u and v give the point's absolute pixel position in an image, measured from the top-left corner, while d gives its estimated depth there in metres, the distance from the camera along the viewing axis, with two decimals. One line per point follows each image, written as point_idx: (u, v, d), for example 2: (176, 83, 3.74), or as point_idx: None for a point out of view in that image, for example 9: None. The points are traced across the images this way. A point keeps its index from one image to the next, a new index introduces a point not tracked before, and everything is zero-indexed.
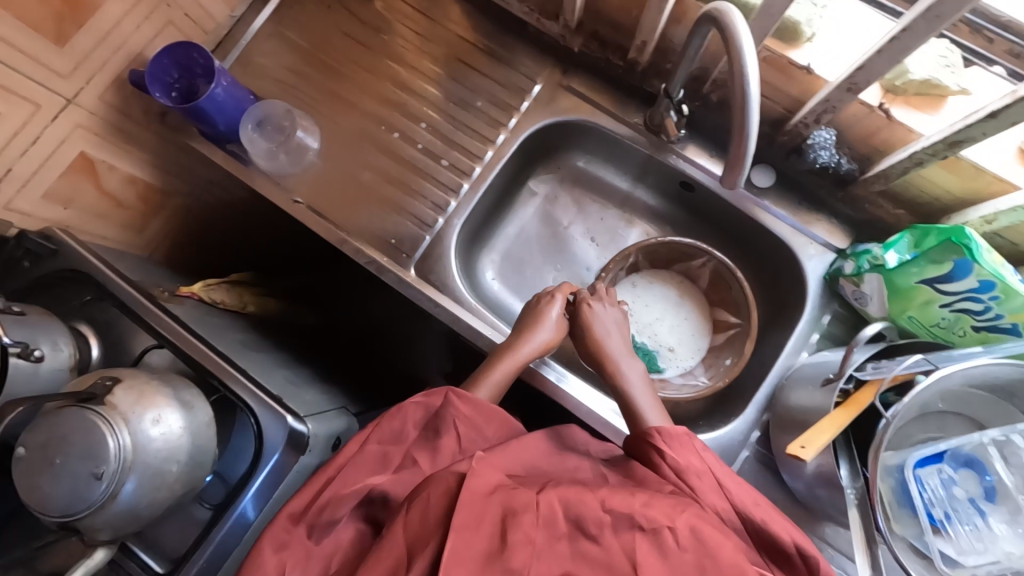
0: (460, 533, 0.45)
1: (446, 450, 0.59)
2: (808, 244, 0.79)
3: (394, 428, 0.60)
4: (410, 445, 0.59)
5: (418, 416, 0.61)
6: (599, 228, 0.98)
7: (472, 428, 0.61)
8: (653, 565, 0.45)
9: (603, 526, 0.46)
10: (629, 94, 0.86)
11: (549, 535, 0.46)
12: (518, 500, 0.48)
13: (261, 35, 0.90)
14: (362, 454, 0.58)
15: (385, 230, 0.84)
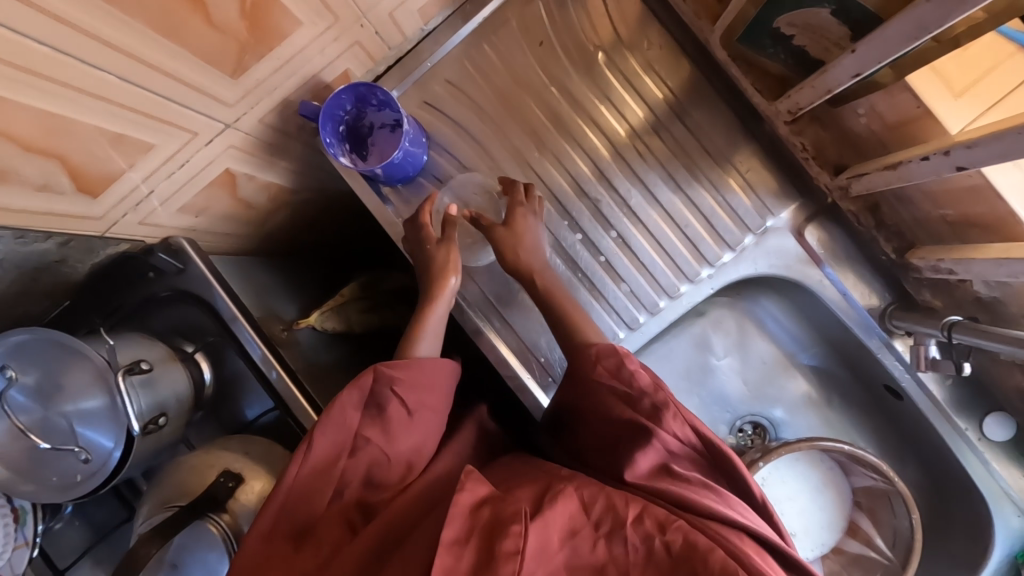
0: (449, 550, 0.42)
1: (398, 419, 0.54)
2: (1012, 513, 0.68)
3: (337, 419, 0.52)
4: (357, 429, 0.53)
5: (358, 399, 0.54)
6: (757, 373, 0.85)
7: (419, 388, 0.56)
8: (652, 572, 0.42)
9: (593, 539, 0.45)
10: (872, 271, 0.69)
11: (542, 556, 0.43)
12: (505, 515, 0.44)
13: (450, 59, 0.71)
14: (318, 446, 0.51)
15: (537, 345, 0.72)
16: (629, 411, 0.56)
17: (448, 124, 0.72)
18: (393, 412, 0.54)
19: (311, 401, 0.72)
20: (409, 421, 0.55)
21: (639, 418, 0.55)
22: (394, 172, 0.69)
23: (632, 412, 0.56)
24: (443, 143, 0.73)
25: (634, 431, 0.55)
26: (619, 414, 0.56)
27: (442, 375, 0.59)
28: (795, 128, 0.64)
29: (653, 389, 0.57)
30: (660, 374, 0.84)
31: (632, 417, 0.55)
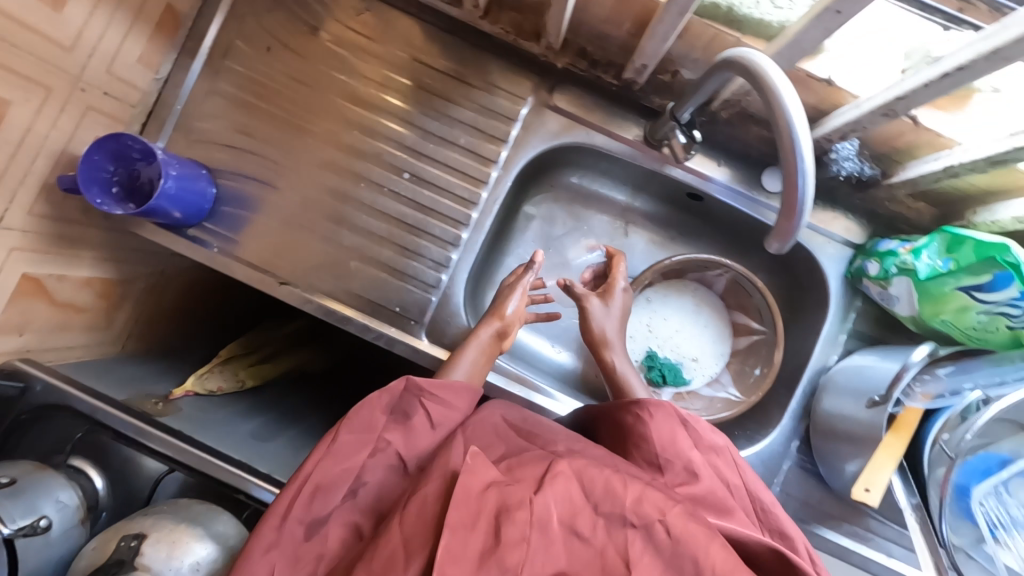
0: (455, 533, 0.43)
1: (422, 429, 0.57)
2: (826, 244, 0.76)
3: (362, 418, 0.55)
4: (383, 431, 0.55)
5: (387, 402, 0.57)
6: (603, 243, 0.94)
7: (446, 407, 0.59)
8: (648, 564, 0.42)
9: (597, 526, 0.44)
10: (622, 107, 0.78)
11: (543, 537, 0.43)
12: (513, 498, 0.44)
13: (198, 95, 0.77)
14: (340, 443, 0.53)
15: (387, 298, 0.77)
16: (673, 445, 0.56)
17: (224, 150, 0.78)
18: (417, 423, 0.57)
19: (202, 446, 0.73)
20: (430, 437, 0.57)
21: (684, 453, 0.56)
22: (182, 203, 0.72)
23: (669, 443, 0.57)
24: (226, 169, 0.78)
25: (676, 465, 0.55)
26: (660, 447, 0.56)
27: (467, 403, 0.61)
28: (493, 21, 0.75)
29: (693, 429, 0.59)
30: None
31: (667, 446, 0.56)
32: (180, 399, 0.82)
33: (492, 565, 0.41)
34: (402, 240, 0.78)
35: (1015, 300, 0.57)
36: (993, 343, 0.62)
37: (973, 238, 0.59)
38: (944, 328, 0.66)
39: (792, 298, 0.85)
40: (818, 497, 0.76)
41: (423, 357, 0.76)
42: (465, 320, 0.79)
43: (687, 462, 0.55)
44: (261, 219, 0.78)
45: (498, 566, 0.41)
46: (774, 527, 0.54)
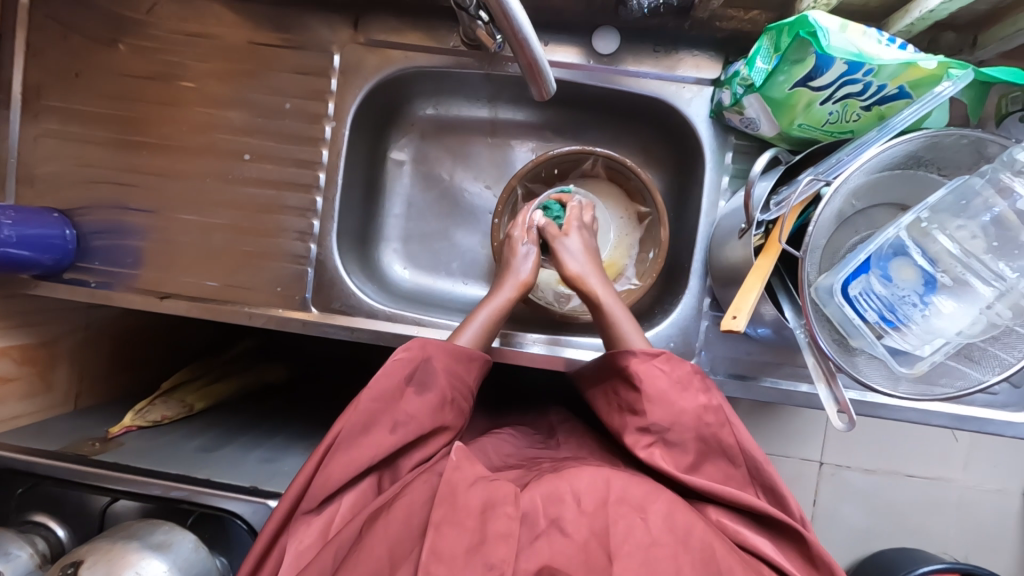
0: (440, 529, 0.46)
1: (436, 403, 0.57)
2: (680, 89, 0.71)
3: (382, 389, 0.55)
4: (402, 404, 0.56)
5: (404, 373, 0.57)
6: (483, 166, 0.89)
7: (457, 378, 0.60)
8: (629, 554, 0.45)
9: (580, 523, 0.47)
10: (433, 18, 0.74)
11: (528, 533, 0.46)
12: (500, 494, 0.48)
13: (28, 143, 0.77)
14: (359, 416, 0.54)
15: (268, 281, 0.77)
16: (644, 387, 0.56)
17: (72, 189, 0.78)
18: (433, 397, 0.57)
19: (138, 469, 0.75)
20: (442, 413, 0.57)
21: (687, 416, 0.54)
22: (43, 246, 0.73)
23: (671, 410, 0.54)
24: (81, 205, 0.78)
25: (686, 442, 0.54)
26: (662, 417, 0.54)
27: (475, 370, 0.62)
28: None
29: (699, 384, 0.56)
30: (414, 228, 0.89)
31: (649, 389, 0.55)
32: (122, 435, 0.85)
33: (477, 562, 0.45)
34: (262, 222, 0.77)
35: (849, 75, 0.53)
36: (846, 125, 0.59)
37: (786, 23, 0.53)
38: (804, 133, 0.61)
39: (676, 158, 0.80)
40: (746, 346, 0.73)
41: (316, 328, 0.75)
42: (349, 280, 0.77)
43: (697, 432, 0.54)
44: (128, 243, 0.78)
45: (484, 561, 0.45)
46: (767, 483, 0.54)
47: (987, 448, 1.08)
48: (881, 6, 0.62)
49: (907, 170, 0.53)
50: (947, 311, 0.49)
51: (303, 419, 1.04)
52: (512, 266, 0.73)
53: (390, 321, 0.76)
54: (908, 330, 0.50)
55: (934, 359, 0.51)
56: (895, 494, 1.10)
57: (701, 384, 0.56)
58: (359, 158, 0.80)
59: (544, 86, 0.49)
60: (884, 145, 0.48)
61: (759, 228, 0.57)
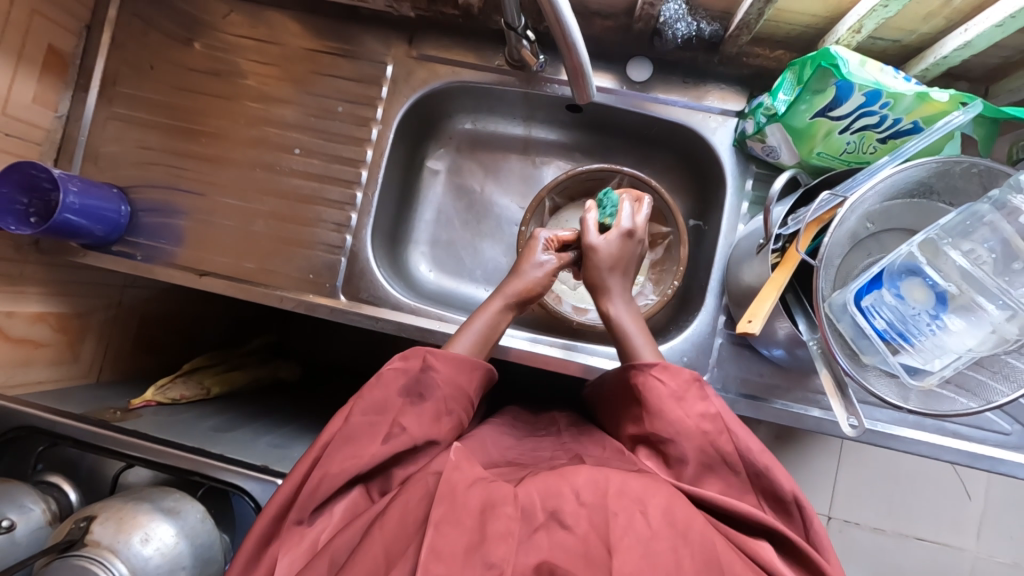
0: (439, 528, 0.43)
1: (432, 414, 0.57)
2: (705, 118, 0.76)
3: (377, 398, 0.56)
4: (397, 414, 0.55)
5: (401, 383, 0.57)
6: (513, 181, 0.94)
7: (457, 389, 0.60)
8: (630, 548, 0.43)
9: (580, 516, 0.45)
10: (480, 39, 0.81)
11: (526, 528, 0.44)
12: (499, 494, 0.46)
13: (98, 124, 0.83)
14: (351, 426, 0.54)
15: (301, 268, 0.80)
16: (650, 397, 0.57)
17: (133, 168, 0.84)
18: (428, 408, 0.57)
19: (153, 438, 0.76)
20: (437, 424, 0.57)
21: (687, 427, 0.54)
22: (98, 218, 0.77)
23: (670, 424, 0.55)
24: (137, 184, 0.84)
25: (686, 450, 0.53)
26: (662, 429, 0.55)
27: (476, 380, 0.62)
28: None
29: (696, 393, 0.57)
30: (442, 234, 0.93)
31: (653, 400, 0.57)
32: (141, 407, 0.87)
33: (476, 561, 0.42)
34: (303, 212, 0.82)
35: (866, 107, 0.57)
36: (862, 155, 0.63)
37: (809, 57, 0.58)
38: (822, 162, 0.65)
39: (699, 184, 0.84)
40: (758, 367, 0.74)
41: (341, 314, 0.79)
42: (377, 272, 0.81)
43: (698, 441, 0.54)
44: (176, 222, 0.83)
45: (483, 561, 0.42)
46: (769, 492, 0.52)
47: (1002, 512, 1.06)
48: (897, 54, 0.67)
49: (917, 199, 0.56)
50: (956, 330, 0.51)
51: (313, 414, 1.05)
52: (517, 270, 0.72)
53: (414, 315, 0.79)
54: (919, 344, 0.52)
55: (943, 375, 0.52)
56: (905, 554, 1.07)
57: (699, 392, 0.57)
58: (398, 162, 0.86)
59: (585, 90, 0.57)
60: (898, 167, 0.51)
61: (777, 244, 0.60)
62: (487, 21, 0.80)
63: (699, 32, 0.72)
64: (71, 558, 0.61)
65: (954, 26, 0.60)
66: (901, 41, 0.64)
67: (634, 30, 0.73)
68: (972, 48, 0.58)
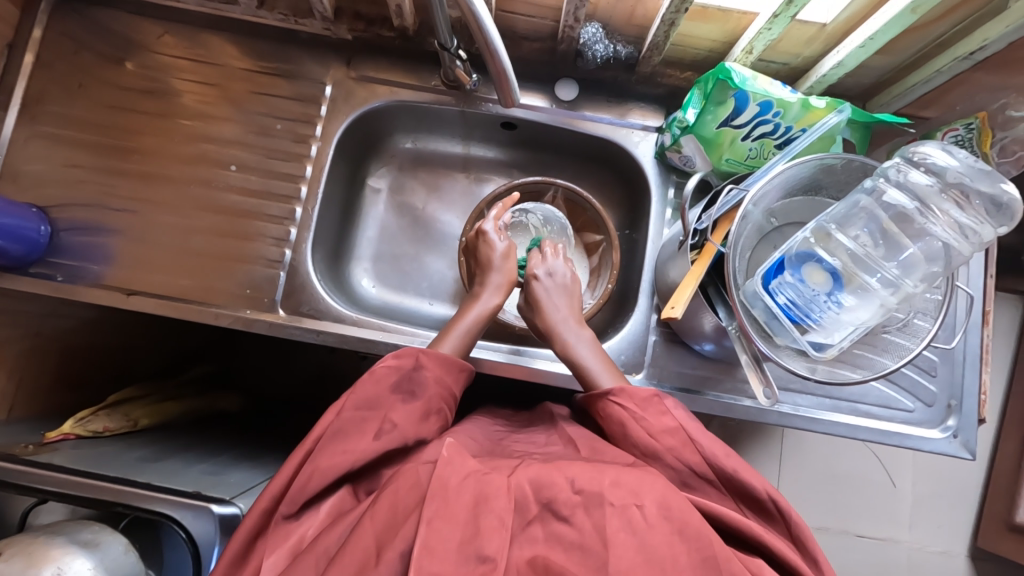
0: (433, 524, 0.42)
1: (423, 413, 0.57)
2: (629, 133, 0.82)
3: (368, 395, 0.55)
4: (390, 410, 0.55)
5: (394, 380, 0.57)
6: (453, 197, 0.97)
7: (445, 388, 0.61)
8: (624, 542, 0.43)
9: (575, 506, 0.45)
10: (417, 61, 0.85)
11: (520, 520, 0.45)
12: (492, 487, 0.46)
13: (17, 142, 0.80)
14: (343, 420, 0.53)
15: (237, 284, 0.79)
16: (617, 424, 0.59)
17: (56, 187, 0.81)
18: (419, 405, 0.57)
19: (72, 469, 0.71)
20: (427, 422, 0.57)
21: (653, 445, 0.56)
22: (13, 237, 0.73)
23: (639, 443, 0.57)
24: (60, 203, 0.80)
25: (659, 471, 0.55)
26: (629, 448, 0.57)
27: (461, 381, 0.64)
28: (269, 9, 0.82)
29: (656, 408, 0.59)
30: (384, 250, 0.94)
31: (617, 428, 0.59)
32: (58, 441, 0.81)
33: (470, 553, 0.42)
34: (241, 227, 0.81)
35: (761, 116, 0.64)
36: (763, 161, 0.70)
37: (709, 73, 0.65)
38: (731, 168, 0.71)
39: (627, 196, 0.90)
40: (691, 360, 0.79)
41: (282, 329, 0.77)
42: (319, 285, 0.81)
43: (666, 458, 0.55)
44: (103, 241, 0.80)
45: (478, 553, 0.42)
46: (742, 493, 0.54)
47: (921, 496, 1.14)
48: (786, 75, 0.76)
49: (811, 196, 0.64)
50: (849, 307, 0.57)
51: (252, 444, 1.00)
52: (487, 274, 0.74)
53: (356, 326, 0.79)
54: (822, 321, 0.57)
55: (843, 345, 0.58)
56: (843, 545, 1.12)
57: (659, 406, 0.59)
58: (338, 180, 0.87)
59: (509, 92, 0.63)
60: (790, 164, 0.58)
61: (695, 240, 0.65)
62: (422, 44, 0.84)
63: (615, 53, 0.79)
64: None
65: (830, 50, 0.69)
66: (789, 63, 0.73)
67: (559, 52, 0.80)
68: (845, 67, 0.67)
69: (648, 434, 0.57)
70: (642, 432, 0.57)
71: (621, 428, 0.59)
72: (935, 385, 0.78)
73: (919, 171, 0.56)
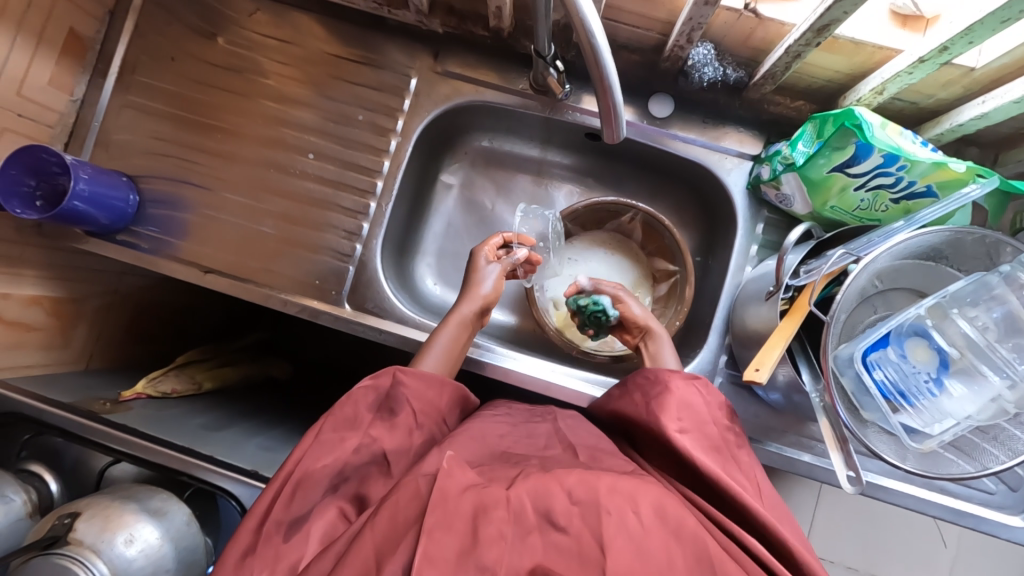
0: (433, 535, 0.42)
1: (404, 428, 0.57)
2: (722, 159, 0.76)
3: (347, 414, 0.56)
4: (368, 426, 0.56)
5: (372, 400, 0.58)
6: (524, 200, 0.94)
7: (428, 404, 0.60)
8: (622, 548, 0.42)
9: (574, 516, 0.44)
10: (506, 60, 0.82)
11: (519, 530, 0.43)
12: (491, 497, 0.44)
13: (113, 110, 0.82)
14: (321, 441, 0.54)
15: (307, 273, 0.80)
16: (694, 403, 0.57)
17: (144, 157, 0.83)
18: (400, 422, 0.57)
19: (142, 433, 0.75)
20: (409, 437, 0.57)
21: (716, 433, 0.55)
22: (105, 206, 0.76)
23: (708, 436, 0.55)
24: (148, 175, 0.83)
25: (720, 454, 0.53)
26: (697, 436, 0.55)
27: (446, 395, 0.63)
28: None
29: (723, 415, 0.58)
30: (449, 248, 0.93)
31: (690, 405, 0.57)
32: (131, 401, 0.85)
33: (470, 564, 0.41)
34: (313, 216, 0.81)
35: (883, 167, 0.58)
36: (874, 213, 0.64)
37: (831, 114, 0.59)
38: (835, 215, 0.66)
39: (709, 223, 0.85)
40: (756, 407, 0.75)
41: (345, 324, 0.78)
42: (384, 283, 0.81)
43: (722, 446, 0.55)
44: (181, 215, 0.82)
45: (477, 564, 0.41)
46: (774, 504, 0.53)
47: (974, 564, 1.08)
48: (913, 116, 0.69)
49: (928, 263, 0.58)
50: (955, 396, 0.52)
51: (301, 418, 1.04)
52: (473, 280, 0.74)
53: (418, 329, 0.79)
54: (919, 406, 0.53)
55: (942, 439, 0.53)
56: None
57: (721, 407, 0.59)
58: (412, 175, 0.85)
59: (616, 129, 0.60)
60: (915, 232, 0.53)
61: (787, 293, 0.61)
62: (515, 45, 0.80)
63: (724, 77, 0.73)
64: (52, 555, 0.60)
65: (971, 96, 0.62)
66: (918, 103, 0.66)
67: (661, 68, 0.75)
68: (988, 119, 0.59)
69: (715, 418, 0.57)
70: (714, 419, 0.57)
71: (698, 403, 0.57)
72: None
73: None
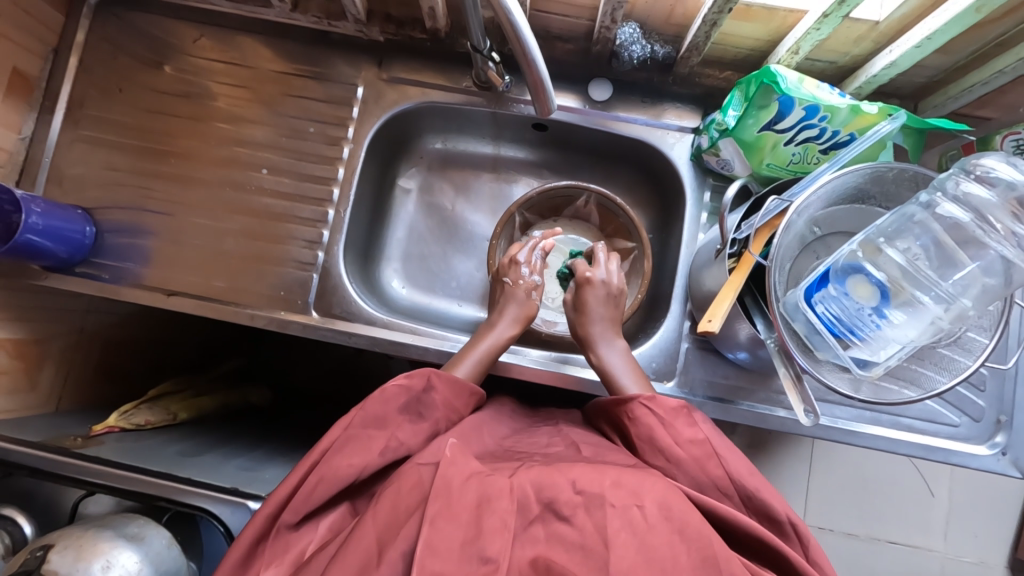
0: (435, 524, 0.42)
1: (428, 432, 0.57)
2: (664, 135, 0.79)
3: (377, 412, 0.54)
4: (397, 428, 0.54)
5: (404, 401, 0.56)
6: (482, 197, 0.96)
7: (452, 411, 0.61)
8: (625, 543, 0.42)
9: (576, 506, 0.44)
10: (448, 61, 0.84)
11: (522, 521, 0.43)
12: (494, 489, 0.45)
13: (63, 145, 0.83)
14: (349, 435, 0.53)
15: (272, 286, 0.80)
16: (650, 434, 0.56)
17: (99, 189, 0.83)
18: (426, 426, 0.57)
19: (114, 463, 0.74)
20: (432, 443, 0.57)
21: (679, 455, 0.54)
22: (62, 239, 0.76)
23: (663, 452, 0.55)
24: (103, 205, 0.83)
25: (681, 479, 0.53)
26: (651, 451, 0.55)
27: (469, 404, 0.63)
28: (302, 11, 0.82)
29: (684, 420, 0.57)
30: (413, 250, 0.95)
31: (647, 435, 0.56)
32: (103, 434, 0.84)
33: (472, 555, 0.41)
34: (275, 230, 0.82)
35: (806, 120, 0.62)
36: (808, 166, 0.68)
37: (753, 76, 0.63)
38: (772, 172, 0.69)
39: (660, 198, 0.88)
40: (725, 369, 0.77)
41: (314, 330, 0.79)
42: (349, 287, 0.81)
43: (691, 469, 0.53)
44: (142, 242, 0.82)
45: (479, 554, 0.41)
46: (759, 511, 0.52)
47: (961, 509, 1.10)
48: (833, 73, 0.73)
49: (859, 205, 0.61)
50: (897, 323, 0.54)
51: (282, 438, 1.03)
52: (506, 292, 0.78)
53: (387, 329, 0.79)
54: (867, 337, 0.55)
55: (888, 364, 0.56)
56: (877, 554, 1.09)
57: (687, 419, 0.57)
58: (369, 181, 0.87)
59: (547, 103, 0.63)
60: (838, 172, 0.56)
61: (733, 249, 0.63)
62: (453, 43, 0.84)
63: (652, 53, 0.77)
64: None
65: (880, 49, 0.66)
66: (836, 61, 0.70)
67: (594, 52, 0.78)
68: (898, 67, 0.63)
69: (678, 441, 0.55)
70: (673, 441, 0.55)
71: (654, 430, 0.56)
72: (983, 400, 0.75)
73: (981, 184, 0.53)
